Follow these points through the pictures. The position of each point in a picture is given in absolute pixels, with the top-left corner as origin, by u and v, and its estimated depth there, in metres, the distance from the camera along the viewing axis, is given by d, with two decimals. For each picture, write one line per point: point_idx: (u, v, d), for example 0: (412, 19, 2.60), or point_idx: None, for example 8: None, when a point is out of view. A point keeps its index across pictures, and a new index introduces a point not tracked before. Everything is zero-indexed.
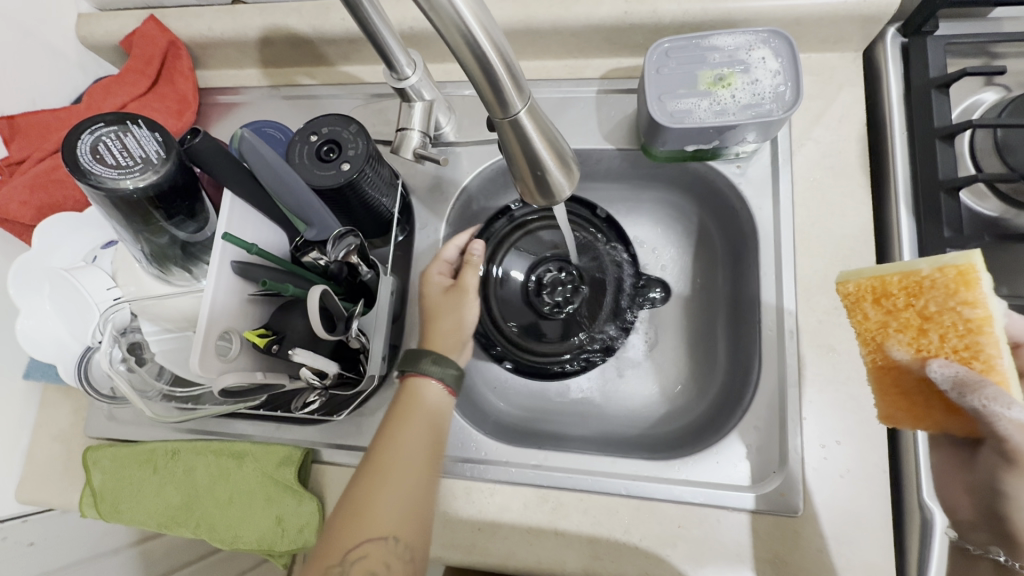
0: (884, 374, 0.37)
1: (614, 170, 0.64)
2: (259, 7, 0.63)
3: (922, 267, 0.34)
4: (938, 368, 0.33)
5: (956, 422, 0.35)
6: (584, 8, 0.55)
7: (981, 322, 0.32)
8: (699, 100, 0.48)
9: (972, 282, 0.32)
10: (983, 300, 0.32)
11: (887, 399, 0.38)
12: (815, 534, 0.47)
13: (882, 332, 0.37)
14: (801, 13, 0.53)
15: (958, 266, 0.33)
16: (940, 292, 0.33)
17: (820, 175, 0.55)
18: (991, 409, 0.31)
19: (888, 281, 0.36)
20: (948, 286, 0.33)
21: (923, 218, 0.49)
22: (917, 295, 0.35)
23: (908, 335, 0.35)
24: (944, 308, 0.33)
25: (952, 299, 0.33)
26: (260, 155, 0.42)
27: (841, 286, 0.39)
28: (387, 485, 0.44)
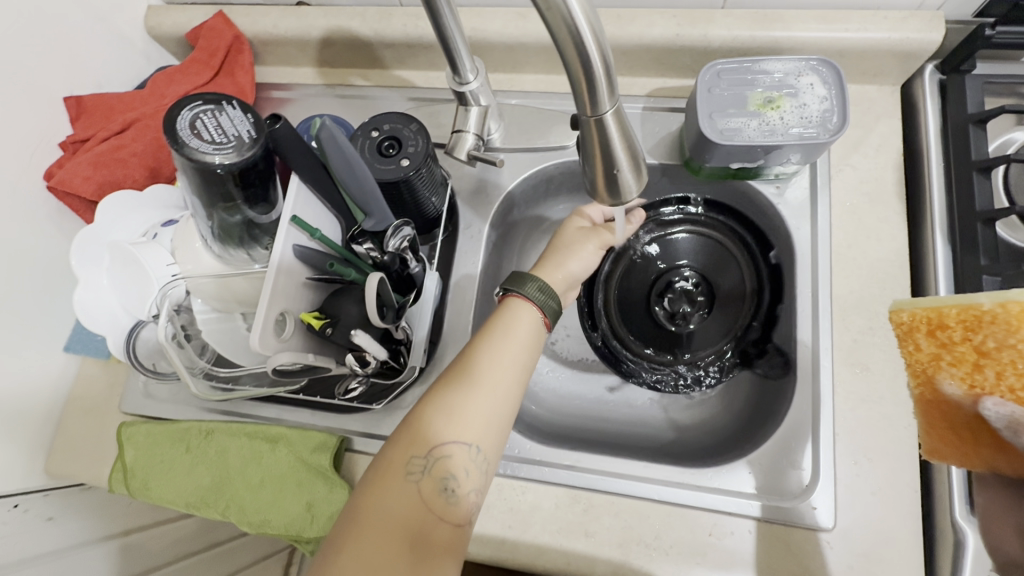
0: (933, 402, 0.39)
1: (652, 185, 0.67)
2: (323, 9, 0.66)
3: (983, 301, 0.35)
4: (993, 406, 0.34)
5: (1003, 457, 0.35)
6: (638, 28, 0.58)
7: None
8: (748, 120, 0.51)
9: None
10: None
11: (935, 433, 0.39)
12: (847, 550, 0.48)
13: (934, 364, 0.38)
14: (845, 45, 0.56)
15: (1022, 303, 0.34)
16: (1001, 328, 0.34)
17: (858, 201, 0.56)
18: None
19: (945, 313, 0.37)
20: (1009, 323, 0.34)
21: (960, 246, 0.51)
22: (975, 330, 0.35)
23: (962, 370, 0.36)
24: (1003, 344, 0.34)
25: (1012, 336, 0.33)
26: (338, 145, 0.44)
27: (895, 315, 0.41)
28: (480, 387, 0.45)
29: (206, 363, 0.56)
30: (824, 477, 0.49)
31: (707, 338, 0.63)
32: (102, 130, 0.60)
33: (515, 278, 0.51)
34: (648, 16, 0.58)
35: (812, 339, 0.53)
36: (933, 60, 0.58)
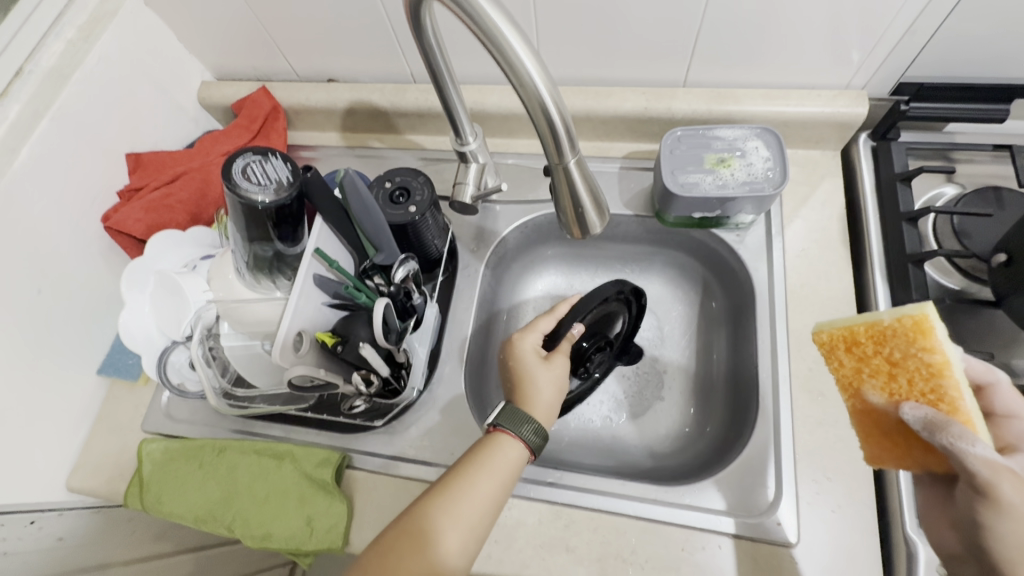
0: (863, 410, 0.43)
1: (631, 234, 0.75)
2: (349, 85, 0.78)
3: (884, 318, 0.41)
4: (910, 411, 0.38)
5: (931, 457, 0.40)
6: (612, 103, 0.69)
7: (940, 367, 0.38)
8: (704, 175, 0.60)
9: (927, 330, 0.38)
10: (939, 346, 0.38)
11: (872, 441, 0.44)
12: (810, 565, 0.51)
13: (856, 376, 0.43)
14: (788, 117, 0.66)
15: (914, 316, 0.39)
16: (902, 340, 0.39)
17: (808, 246, 0.64)
18: (958, 446, 0.35)
19: (856, 330, 0.42)
20: (907, 334, 0.39)
21: (896, 285, 0.58)
22: (882, 343, 0.41)
23: (880, 380, 0.41)
24: (908, 354, 0.39)
25: (913, 346, 0.39)
26: (359, 192, 0.52)
27: (817, 336, 0.45)
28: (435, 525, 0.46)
29: (226, 382, 0.62)
30: (786, 497, 0.53)
31: (653, 371, 0.72)
32: (155, 180, 0.69)
33: (510, 415, 0.52)
34: (622, 93, 0.69)
35: (772, 367, 0.59)
36: (865, 130, 0.68)
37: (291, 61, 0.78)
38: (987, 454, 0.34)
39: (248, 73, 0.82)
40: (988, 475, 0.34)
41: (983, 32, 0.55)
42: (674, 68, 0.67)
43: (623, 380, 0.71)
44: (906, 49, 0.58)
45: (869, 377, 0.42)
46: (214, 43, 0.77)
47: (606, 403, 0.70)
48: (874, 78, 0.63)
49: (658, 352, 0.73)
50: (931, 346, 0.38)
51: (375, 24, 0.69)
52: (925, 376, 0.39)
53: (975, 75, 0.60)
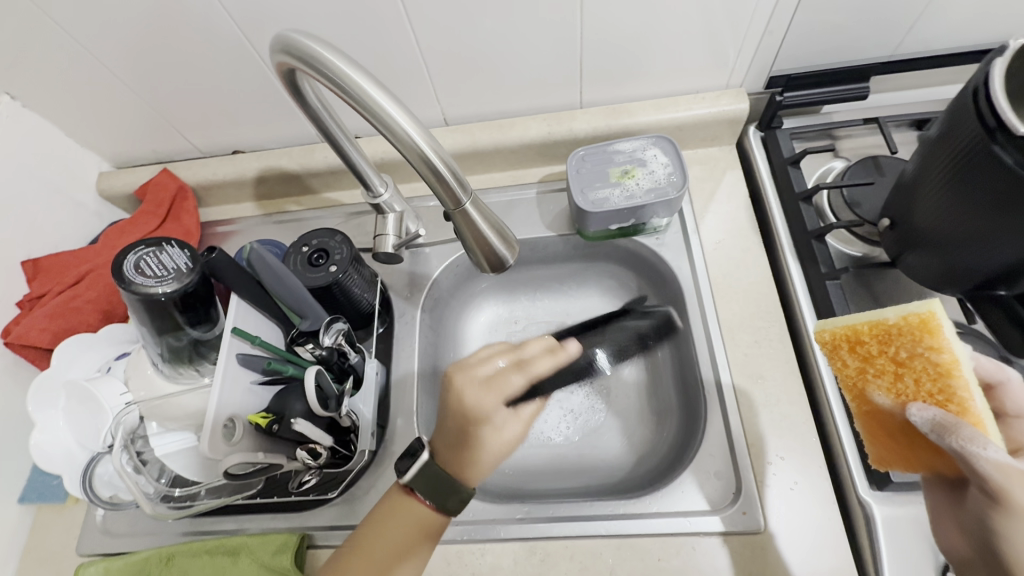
0: (873, 410, 0.43)
1: (560, 253, 0.76)
2: (255, 154, 0.77)
3: (889, 316, 0.40)
4: (919, 412, 0.37)
5: (937, 461, 0.39)
6: (517, 132, 0.71)
7: (948, 366, 0.37)
8: (613, 189, 0.62)
9: (935, 329, 0.37)
10: (947, 345, 0.37)
11: (879, 442, 0.44)
12: (780, 546, 0.52)
13: (862, 376, 0.43)
14: (681, 121, 0.70)
15: (921, 314, 0.38)
16: (908, 339, 0.39)
17: (723, 237, 0.67)
18: (969, 450, 0.33)
19: (860, 330, 0.41)
20: (914, 334, 0.38)
21: (805, 261, 0.61)
22: (887, 343, 0.40)
23: (886, 380, 0.41)
24: (914, 353, 0.38)
25: (920, 346, 0.38)
26: (268, 263, 0.50)
27: (820, 335, 0.45)
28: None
29: (163, 484, 0.58)
30: (747, 483, 0.55)
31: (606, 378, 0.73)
32: (59, 284, 0.66)
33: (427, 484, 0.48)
34: (525, 122, 0.71)
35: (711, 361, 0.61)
36: (752, 123, 0.73)
37: (190, 139, 0.76)
38: (1000, 458, 0.33)
39: (147, 157, 0.79)
40: (1001, 481, 0.32)
41: (831, 22, 0.60)
42: (568, 92, 0.69)
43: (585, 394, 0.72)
44: (771, 44, 0.63)
45: (876, 377, 0.41)
46: (104, 132, 0.74)
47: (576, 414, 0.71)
48: (749, 75, 0.68)
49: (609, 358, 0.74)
50: (940, 343, 0.37)
51: (270, 93, 0.68)
52: (935, 376, 0.37)
53: (834, 60, 0.66)
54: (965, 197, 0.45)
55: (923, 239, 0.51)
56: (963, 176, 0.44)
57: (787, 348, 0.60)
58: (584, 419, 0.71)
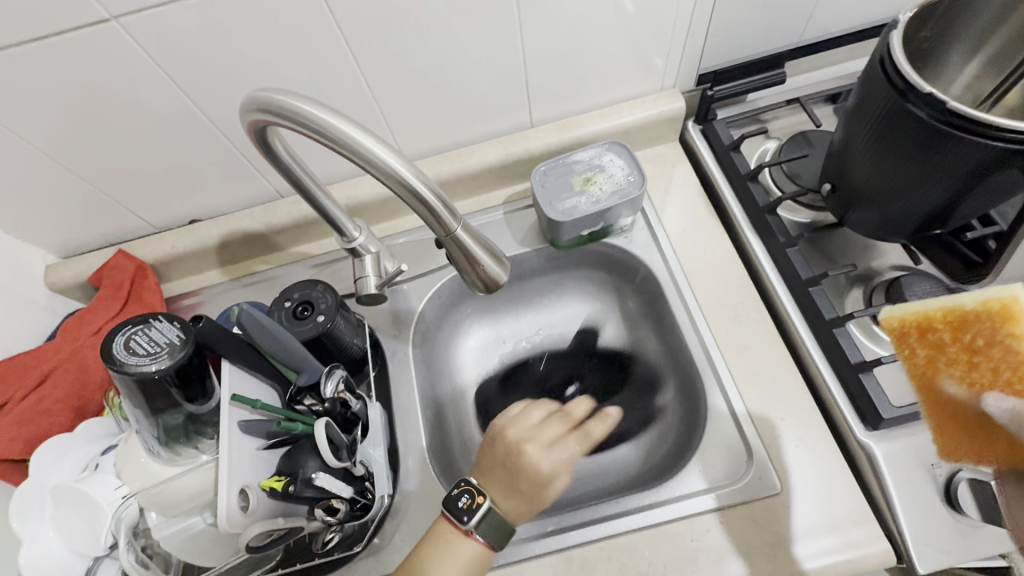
0: (938, 403, 0.43)
1: (535, 268, 0.78)
2: (215, 220, 0.75)
3: (966, 301, 0.41)
4: (996, 402, 0.39)
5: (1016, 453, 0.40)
6: (476, 160, 0.73)
7: None
8: (578, 198, 0.65)
9: (1015, 315, 0.38)
10: None
11: (945, 435, 0.44)
12: (799, 500, 0.54)
13: (930, 368, 0.42)
14: (627, 126, 0.74)
15: (1000, 299, 0.39)
16: (987, 324, 0.39)
17: (686, 226, 0.71)
18: None
19: (933, 316, 0.42)
20: (993, 319, 0.39)
21: (763, 234, 0.66)
22: (962, 329, 0.41)
23: (959, 369, 0.41)
24: (992, 340, 0.39)
25: (999, 332, 0.39)
26: (258, 321, 0.50)
27: (885, 322, 0.44)
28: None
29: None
30: (756, 449, 0.57)
31: (599, 377, 0.75)
32: (19, 389, 0.61)
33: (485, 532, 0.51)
34: (481, 149, 0.74)
35: (700, 341, 0.64)
36: (690, 118, 0.78)
37: (143, 216, 0.74)
38: None
39: (98, 241, 0.76)
40: None
41: (742, 19, 0.67)
42: (518, 114, 0.73)
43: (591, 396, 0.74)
44: (695, 46, 0.69)
45: (948, 369, 0.41)
46: (48, 224, 0.71)
47: None
48: (679, 76, 0.74)
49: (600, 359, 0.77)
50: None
51: (225, 157, 0.68)
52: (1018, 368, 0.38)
53: (750, 53, 0.73)
54: (887, 154, 0.51)
55: (860, 197, 0.57)
56: (882, 136, 0.50)
57: (765, 316, 0.64)
58: None
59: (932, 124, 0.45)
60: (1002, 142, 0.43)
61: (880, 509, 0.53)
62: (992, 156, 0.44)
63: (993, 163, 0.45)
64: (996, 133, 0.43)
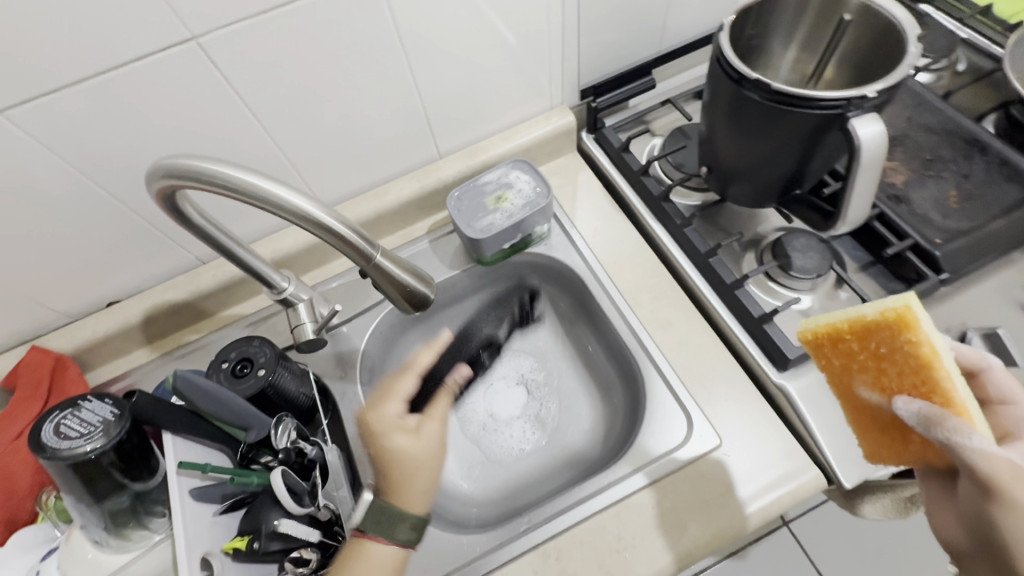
0: (859, 402, 0.48)
1: (466, 288, 0.82)
2: (135, 298, 0.74)
3: (869, 312, 0.43)
4: (904, 406, 0.41)
5: (928, 450, 0.44)
6: (393, 196, 0.77)
7: (928, 358, 0.40)
8: (493, 215, 0.70)
9: (911, 321, 0.41)
10: (923, 337, 0.40)
11: (871, 433, 0.49)
12: (737, 448, 0.60)
13: (847, 373, 0.47)
14: (528, 144, 0.81)
15: (898, 308, 0.41)
16: (887, 333, 0.42)
17: (596, 224, 0.78)
18: (954, 440, 0.38)
19: (840, 328, 0.45)
20: (892, 327, 0.41)
21: (663, 220, 0.73)
22: (868, 338, 0.44)
23: (871, 375, 0.45)
24: (893, 348, 0.42)
25: (898, 339, 0.41)
26: (197, 385, 0.50)
27: (805, 334, 0.48)
28: None
29: None
30: (693, 411, 0.63)
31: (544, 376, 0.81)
32: None
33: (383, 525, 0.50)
34: (396, 185, 0.78)
35: (627, 325, 0.70)
36: (582, 129, 0.86)
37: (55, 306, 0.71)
38: (983, 444, 0.37)
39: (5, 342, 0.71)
40: (986, 465, 0.37)
41: (608, 38, 0.76)
42: (425, 148, 0.77)
43: (541, 396, 0.79)
44: (573, 66, 0.77)
45: (861, 374, 0.46)
46: None
47: (538, 415, 0.78)
48: (565, 94, 0.81)
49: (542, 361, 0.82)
50: (917, 337, 0.40)
51: (138, 231, 0.67)
52: (915, 371, 0.41)
53: (622, 65, 0.82)
54: (742, 134, 0.59)
55: (733, 174, 0.65)
56: (735, 119, 0.58)
57: (679, 292, 0.71)
58: (544, 418, 0.78)
59: (767, 97, 0.53)
60: (825, 104, 0.51)
61: (803, 439, 0.60)
62: (820, 120, 0.52)
63: (822, 126, 0.53)
64: (814, 98, 0.51)
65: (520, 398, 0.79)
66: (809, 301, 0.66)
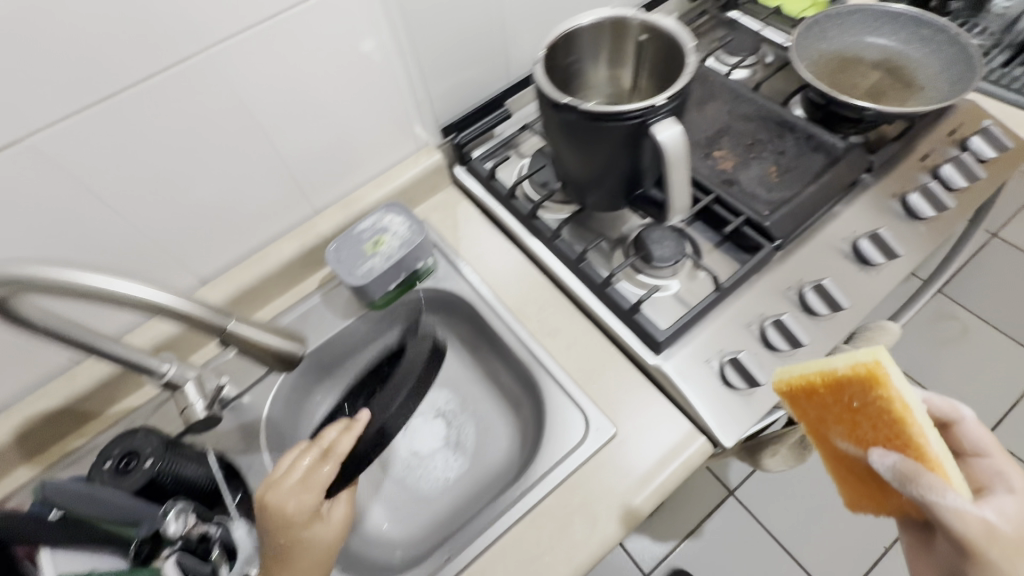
0: (838, 448, 0.51)
1: (365, 334, 0.83)
2: (6, 413, 0.69)
3: (840, 364, 0.46)
4: (880, 457, 0.44)
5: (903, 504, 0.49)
6: (275, 258, 0.77)
7: (901, 414, 0.43)
8: (372, 260, 0.72)
9: (882, 377, 0.43)
10: (892, 392, 0.43)
11: (846, 484, 0.54)
12: (629, 434, 0.65)
13: (824, 423, 0.51)
14: (402, 186, 0.84)
15: (869, 362, 0.44)
16: (858, 386, 0.45)
17: (479, 250, 0.82)
18: (929, 496, 0.41)
19: (814, 379, 0.49)
20: (863, 379, 0.44)
21: (536, 236, 0.79)
22: (841, 391, 0.47)
23: (846, 427, 0.48)
24: (865, 402, 0.45)
25: (871, 394, 0.44)
26: (67, 489, 0.51)
27: (782, 379, 0.53)
28: None
29: None
30: (587, 407, 0.67)
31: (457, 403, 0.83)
32: None
33: None
34: (277, 247, 0.78)
35: (518, 339, 0.74)
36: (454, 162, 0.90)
37: None
38: (956, 502, 0.41)
39: None
40: (953, 514, 0.42)
41: (457, 77, 0.81)
42: (300, 206, 0.79)
43: (458, 423, 0.82)
44: (429, 108, 0.82)
45: (838, 425, 0.49)
46: None
47: (458, 441, 0.81)
48: (430, 133, 0.86)
49: (455, 389, 0.84)
50: (888, 393, 0.43)
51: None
52: (890, 425, 0.44)
53: (478, 99, 0.87)
54: (579, 149, 0.65)
55: (584, 183, 0.71)
56: (568, 137, 0.64)
57: (562, 299, 0.76)
58: (463, 443, 0.80)
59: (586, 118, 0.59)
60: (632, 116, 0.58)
61: (686, 411, 0.66)
62: (633, 129, 0.59)
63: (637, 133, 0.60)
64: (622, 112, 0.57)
65: (439, 430, 0.82)
66: (675, 286, 0.73)
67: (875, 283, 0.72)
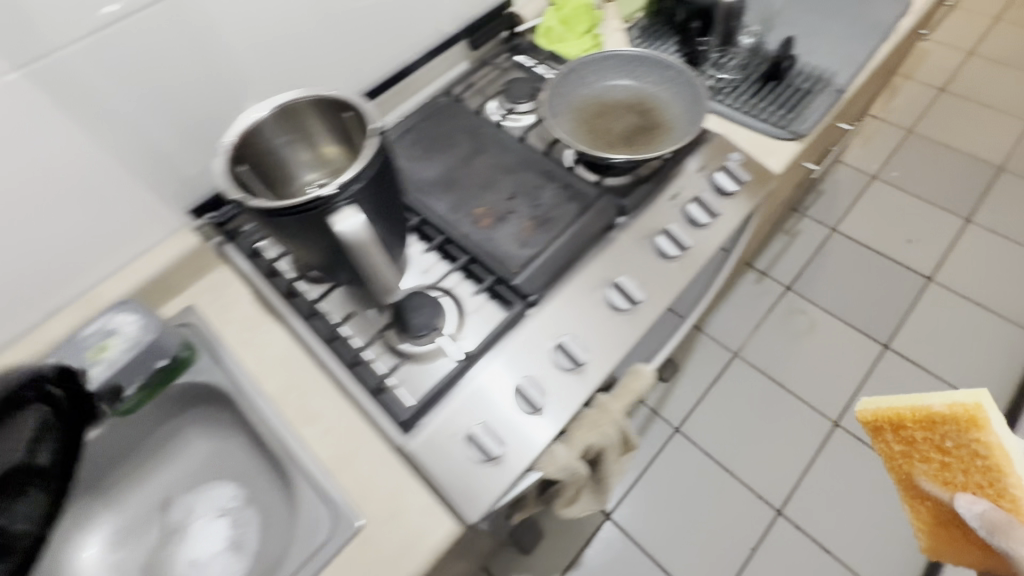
0: (920, 490, 0.64)
1: (121, 444, 0.76)
2: None
3: (940, 404, 0.57)
4: (966, 504, 0.56)
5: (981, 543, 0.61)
6: None
7: (997, 466, 0.55)
8: (95, 369, 0.67)
9: (981, 421, 0.54)
10: (989, 435, 0.54)
11: (935, 537, 0.66)
12: (374, 525, 0.62)
13: (908, 459, 0.62)
14: (154, 274, 0.78)
15: (970, 404, 0.55)
16: (954, 426, 0.56)
17: (243, 335, 0.77)
18: (1009, 546, 0.52)
19: (904, 415, 0.60)
20: (959, 423, 0.56)
21: (295, 315, 0.75)
22: (933, 428, 0.58)
23: (932, 467, 0.61)
24: (960, 443, 0.57)
25: (966, 435, 0.56)
26: None
27: (862, 415, 0.64)
28: None
29: None
30: (333, 500, 0.63)
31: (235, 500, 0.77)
32: None
33: None
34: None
35: (270, 431, 0.69)
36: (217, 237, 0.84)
37: None
38: None
39: None
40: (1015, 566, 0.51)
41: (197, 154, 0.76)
42: (25, 312, 0.72)
43: (240, 522, 0.76)
44: (173, 187, 0.77)
45: (923, 462, 0.61)
46: None
47: (240, 541, 0.75)
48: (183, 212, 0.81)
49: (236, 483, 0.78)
50: (985, 434, 0.55)
51: None
52: (982, 471, 0.56)
53: None
54: (287, 241, 0.62)
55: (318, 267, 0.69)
56: (273, 231, 0.62)
57: (323, 380, 0.72)
58: (242, 543, 0.75)
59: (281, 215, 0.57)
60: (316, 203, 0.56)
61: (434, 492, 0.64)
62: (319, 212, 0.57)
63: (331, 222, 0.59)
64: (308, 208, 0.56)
65: (220, 531, 0.76)
66: (455, 348, 0.70)
67: (620, 329, 0.74)
